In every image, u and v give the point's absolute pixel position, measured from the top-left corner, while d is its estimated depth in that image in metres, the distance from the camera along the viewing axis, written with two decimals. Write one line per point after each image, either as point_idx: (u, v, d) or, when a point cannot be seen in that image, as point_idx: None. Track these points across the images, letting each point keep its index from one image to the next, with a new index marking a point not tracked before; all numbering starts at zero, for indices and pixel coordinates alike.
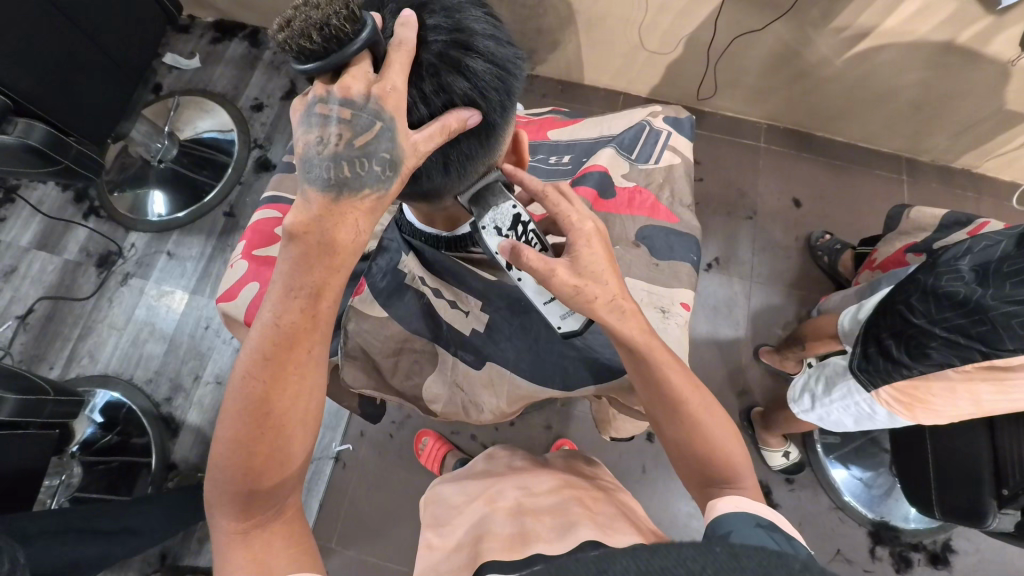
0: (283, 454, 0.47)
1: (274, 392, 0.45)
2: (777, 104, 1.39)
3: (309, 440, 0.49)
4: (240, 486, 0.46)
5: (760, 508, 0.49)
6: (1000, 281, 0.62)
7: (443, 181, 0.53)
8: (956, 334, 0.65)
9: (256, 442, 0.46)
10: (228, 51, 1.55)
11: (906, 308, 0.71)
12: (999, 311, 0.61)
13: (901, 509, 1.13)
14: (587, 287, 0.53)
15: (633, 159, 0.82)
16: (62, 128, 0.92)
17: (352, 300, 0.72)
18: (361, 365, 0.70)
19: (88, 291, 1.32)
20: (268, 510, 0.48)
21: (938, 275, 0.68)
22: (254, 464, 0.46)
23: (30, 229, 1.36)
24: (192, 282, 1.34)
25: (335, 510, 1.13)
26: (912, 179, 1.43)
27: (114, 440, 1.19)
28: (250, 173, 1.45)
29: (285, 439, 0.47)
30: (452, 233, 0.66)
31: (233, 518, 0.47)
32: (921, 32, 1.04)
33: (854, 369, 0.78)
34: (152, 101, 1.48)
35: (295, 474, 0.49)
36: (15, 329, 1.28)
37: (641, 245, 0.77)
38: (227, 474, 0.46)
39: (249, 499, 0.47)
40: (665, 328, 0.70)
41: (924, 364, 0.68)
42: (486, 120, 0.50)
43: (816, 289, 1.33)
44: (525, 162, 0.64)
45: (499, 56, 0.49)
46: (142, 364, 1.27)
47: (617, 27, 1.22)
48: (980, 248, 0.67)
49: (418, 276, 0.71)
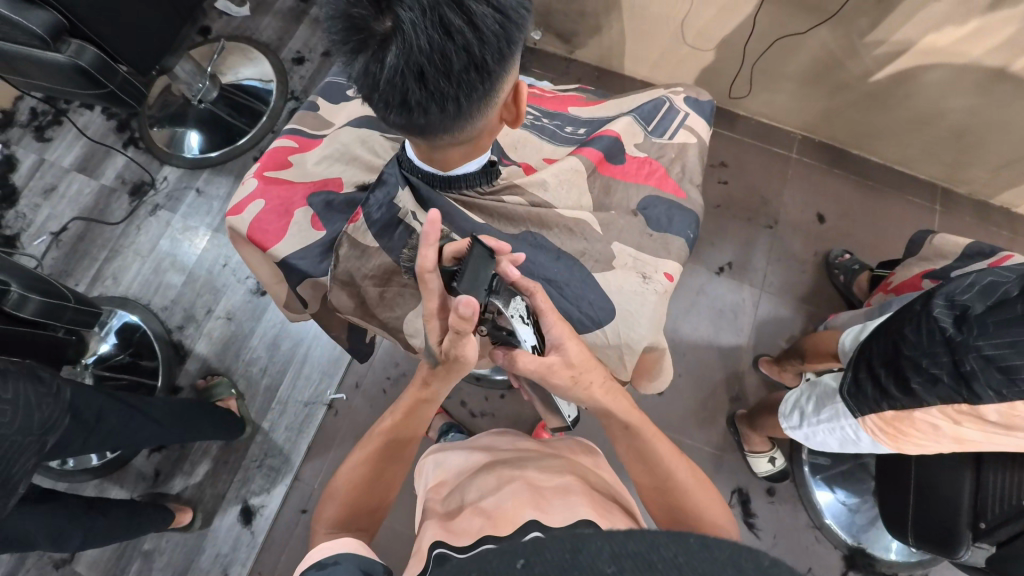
0: (380, 475, 0.64)
1: (391, 440, 0.65)
2: (815, 114, 1.36)
3: (394, 481, 0.65)
4: (347, 495, 0.62)
5: None
6: (1004, 317, 0.60)
7: (432, 117, 0.54)
8: (942, 371, 0.64)
9: (368, 468, 0.64)
10: (278, 3, 1.59)
11: (899, 337, 0.70)
12: (979, 352, 0.62)
13: (882, 539, 1.12)
14: (584, 376, 0.63)
15: (648, 131, 0.83)
16: (113, 54, 0.97)
17: (346, 228, 0.70)
18: (352, 294, 0.72)
19: (119, 218, 1.38)
20: (352, 521, 0.61)
21: (930, 305, 0.67)
22: (365, 485, 0.63)
23: (73, 151, 1.43)
24: (216, 222, 1.39)
25: (321, 455, 1.19)
26: (946, 210, 1.38)
27: (126, 359, 1.24)
28: (283, 124, 1.49)
29: (387, 467, 0.65)
30: (447, 173, 0.69)
31: (331, 522, 0.60)
32: (976, 54, 1.01)
33: (843, 394, 0.77)
34: (200, 42, 1.52)
35: (381, 496, 0.64)
36: (49, 244, 1.35)
37: (640, 215, 0.77)
38: (343, 491, 0.63)
39: (346, 509, 0.61)
40: (644, 292, 0.71)
41: (907, 397, 0.68)
42: (480, 61, 0.50)
43: (828, 306, 1.31)
44: (525, 115, 0.63)
45: (504, 3, 0.50)
46: (160, 292, 1.33)
47: (661, 14, 1.21)
48: (984, 285, 0.65)
49: (411, 212, 0.68)
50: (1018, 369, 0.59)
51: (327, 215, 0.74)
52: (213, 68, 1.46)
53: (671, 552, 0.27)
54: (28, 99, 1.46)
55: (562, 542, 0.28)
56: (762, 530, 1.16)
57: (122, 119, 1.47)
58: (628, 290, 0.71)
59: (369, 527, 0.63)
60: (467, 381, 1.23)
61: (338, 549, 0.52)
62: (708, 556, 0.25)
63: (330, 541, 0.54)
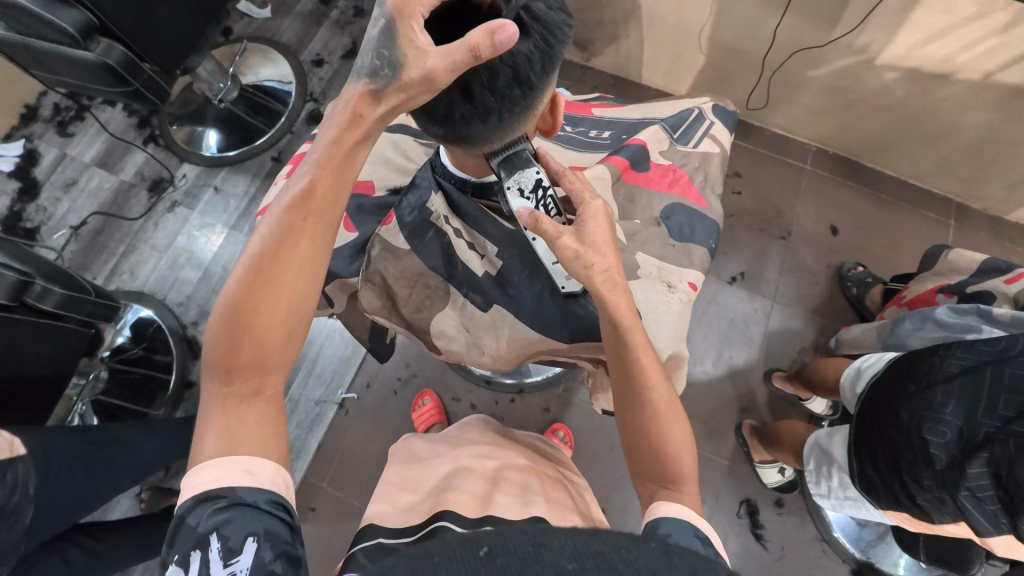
0: (273, 301, 0.49)
1: (283, 247, 0.50)
2: (830, 127, 1.36)
3: (304, 303, 0.51)
4: (229, 338, 0.49)
5: (700, 521, 0.50)
6: (985, 449, 0.63)
7: (474, 129, 0.55)
8: (940, 497, 0.69)
9: (250, 293, 0.49)
10: (299, 6, 1.61)
11: (894, 450, 0.73)
12: (970, 493, 0.65)
13: (890, 554, 1.11)
14: (588, 253, 0.55)
15: (674, 138, 0.83)
16: (139, 53, 0.99)
17: (379, 229, 0.73)
18: (379, 292, 0.73)
19: (137, 213, 1.40)
20: (249, 381, 0.49)
21: (922, 422, 0.69)
22: (250, 310, 0.49)
23: (94, 146, 1.45)
24: (233, 219, 1.41)
25: (330, 454, 1.20)
26: (959, 225, 1.38)
27: (139, 353, 1.25)
28: (301, 126, 1.51)
29: (271, 290, 0.49)
30: (479, 179, 0.68)
31: (219, 378, 0.49)
32: (992, 70, 1.01)
33: (864, 491, 0.80)
34: (221, 43, 1.55)
35: (288, 326, 0.51)
36: (68, 237, 1.37)
37: (663, 224, 0.78)
38: (222, 335, 0.49)
39: (232, 352, 0.49)
40: (667, 303, 0.72)
41: (917, 504, 0.73)
42: (524, 78, 0.52)
43: (839, 318, 1.31)
44: (559, 125, 0.64)
45: (548, 20, 0.52)
46: (176, 287, 1.35)
47: (680, 24, 1.22)
48: (964, 387, 0.67)
49: (444, 216, 0.71)
50: (1005, 509, 0.63)
51: (357, 218, 0.76)
52: (234, 69, 1.49)
53: (632, 555, 0.26)
54: (52, 95, 1.49)
55: (527, 538, 0.28)
56: (770, 542, 1.15)
57: (142, 116, 1.49)
58: (652, 300, 0.72)
59: (272, 437, 0.49)
60: (476, 384, 1.24)
61: (253, 487, 0.46)
62: (669, 562, 0.27)
63: (242, 456, 0.47)
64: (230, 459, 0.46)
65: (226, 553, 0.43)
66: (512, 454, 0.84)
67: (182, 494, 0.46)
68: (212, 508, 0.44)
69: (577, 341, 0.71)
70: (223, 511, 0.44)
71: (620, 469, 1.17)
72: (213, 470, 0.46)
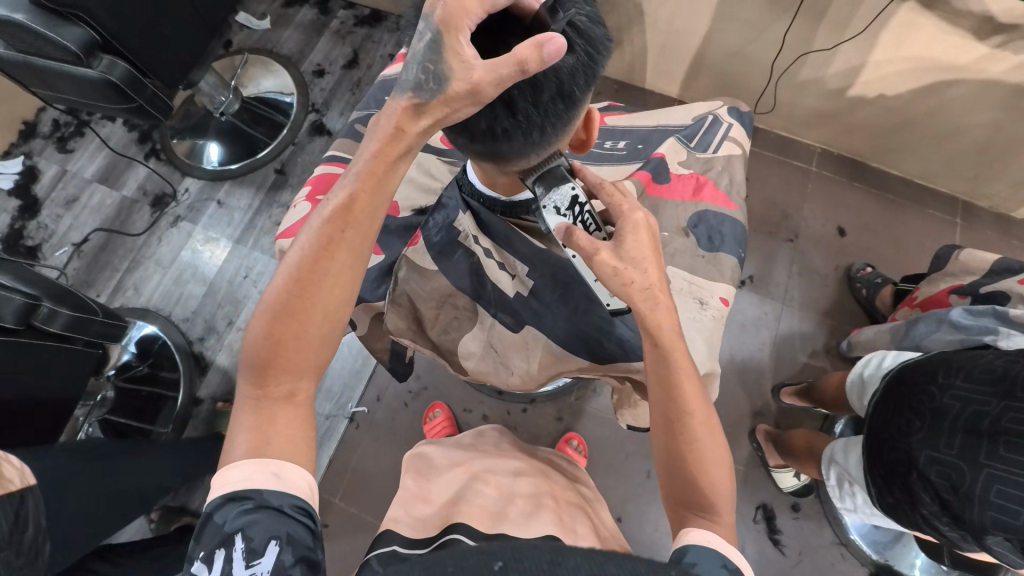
0: (313, 312, 0.49)
1: (323, 257, 0.49)
2: (836, 129, 1.36)
3: (340, 314, 0.51)
4: (265, 342, 0.48)
5: (730, 551, 0.49)
6: (985, 488, 0.64)
7: (513, 144, 0.54)
8: (961, 534, 0.69)
9: (291, 303, 0.48)
10: (299, 17, 1.61)
11: (906, 484, 0.73)
12: (995, 539, 0.65)
13: (907, 556, 1.10)
14: (628, 270, 0.53)
15: (691, 147, 0.83)
16: (142, 69, 0.98)
17: (405, 251, 0.73)
18: (405, 313, 0.73)
19: (140, 229, 1.39)
20: (280, 387, 0.49)
21: (927, 466, 0.70)
22: (288, 319, 0.48)
23: (94, 162, 1.44)
24: (237, 233, 1.40)
25: (342, 468, 1.19)
26: (967, 223, 1.38)
27: (144, 370, 1.23)
28: (303, 137, 1.49)
29: (309, 299, 0.48)
30: (510, 198, 0.66)
31: (251, 381, 0.48)
32: (996, 71, 1.02)
33: (883, 510, 0.80)
34: (222, 55, 1.54)
35: (324, 336, 0.50)
36: (71, 254, 1.36)
37: (692, 234, 0.78)
38: (258, 339, 0.48)
39: (267, 358, 0.48)
40: (696, 321, 0.72)
41: (938, 532, 0.73)
42: (569, 91, 0.52)
43: (850, 320, 1.30)
44: (591, 140, 0.65)
45: (593, 35, 0.52)
46: (181, 302, 1.34)
47: (685, 29, 1.21)
48: (960, 433, 0.67)
49: (472, 235, 0.70)
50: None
51: (383, 240, 0.77)
52: (235, 81, 1.48)
53: None
54: (51, 111, 1.48)
55: None
56: (788, 547, 1.15)
57: (143, 131, 1.48)
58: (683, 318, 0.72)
59: (302, 441, 0.49)
60: (488, 395, 1.23)
61: (279, 490, 0.45)
62: None
63: (271, 459, 0.46)
64: (255, 462, 0.45)
65: (248, 555, 0.42)
66: (532, 468, 0.83)
67: (210, 492, 0.45)
68: (239, 508, 0.44)
69: (595, 362, 0.70)
70: (246, 514, 0.43)
71: (635, 476, 1.17)
72: (241, 470, 0.45)
